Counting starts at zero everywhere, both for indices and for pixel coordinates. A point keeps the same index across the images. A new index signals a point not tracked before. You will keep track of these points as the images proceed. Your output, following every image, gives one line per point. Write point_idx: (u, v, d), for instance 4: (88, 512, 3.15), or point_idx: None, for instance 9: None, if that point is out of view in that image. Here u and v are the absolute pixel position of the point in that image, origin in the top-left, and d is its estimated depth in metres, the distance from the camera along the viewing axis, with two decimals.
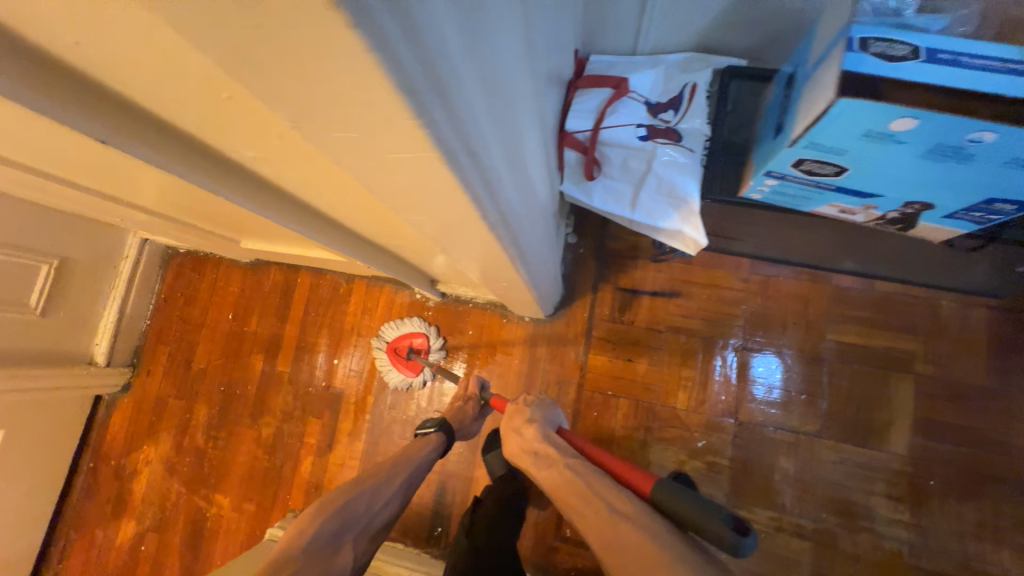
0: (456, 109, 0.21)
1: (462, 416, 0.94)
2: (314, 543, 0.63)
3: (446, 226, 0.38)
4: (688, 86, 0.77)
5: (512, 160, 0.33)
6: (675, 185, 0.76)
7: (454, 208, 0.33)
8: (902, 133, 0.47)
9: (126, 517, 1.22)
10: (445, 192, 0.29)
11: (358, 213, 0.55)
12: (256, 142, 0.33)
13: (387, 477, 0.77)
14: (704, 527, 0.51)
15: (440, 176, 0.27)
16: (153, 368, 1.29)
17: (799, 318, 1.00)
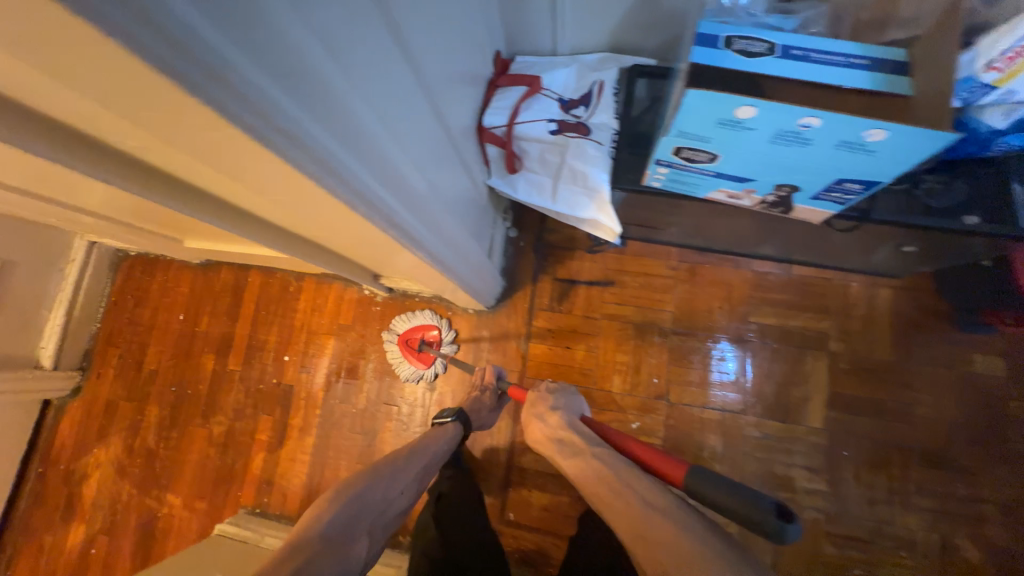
0: (250, 98, 0.28)
1: (478, 405, 0.97)
2: (328, 532, 0.61)
3: (311, 203, 0.44)
4: (596, 83, 0.82)
5: (353, 144, 0.39)
6: (587, 176, 0.81)
7: (305, 188, 0.39)
8: (748, 120, 0.52)
9: (76, 521, 1.21)
10: (283, 172, 0.36)
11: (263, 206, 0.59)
12: (130, 136, 0.38)
13: (404, 463, 0.77)
14: (745, 517, 0.50)
15: (262, 153, 0.32)
16: (103, 371, 1.29)
17: (723, 303, 1.06)
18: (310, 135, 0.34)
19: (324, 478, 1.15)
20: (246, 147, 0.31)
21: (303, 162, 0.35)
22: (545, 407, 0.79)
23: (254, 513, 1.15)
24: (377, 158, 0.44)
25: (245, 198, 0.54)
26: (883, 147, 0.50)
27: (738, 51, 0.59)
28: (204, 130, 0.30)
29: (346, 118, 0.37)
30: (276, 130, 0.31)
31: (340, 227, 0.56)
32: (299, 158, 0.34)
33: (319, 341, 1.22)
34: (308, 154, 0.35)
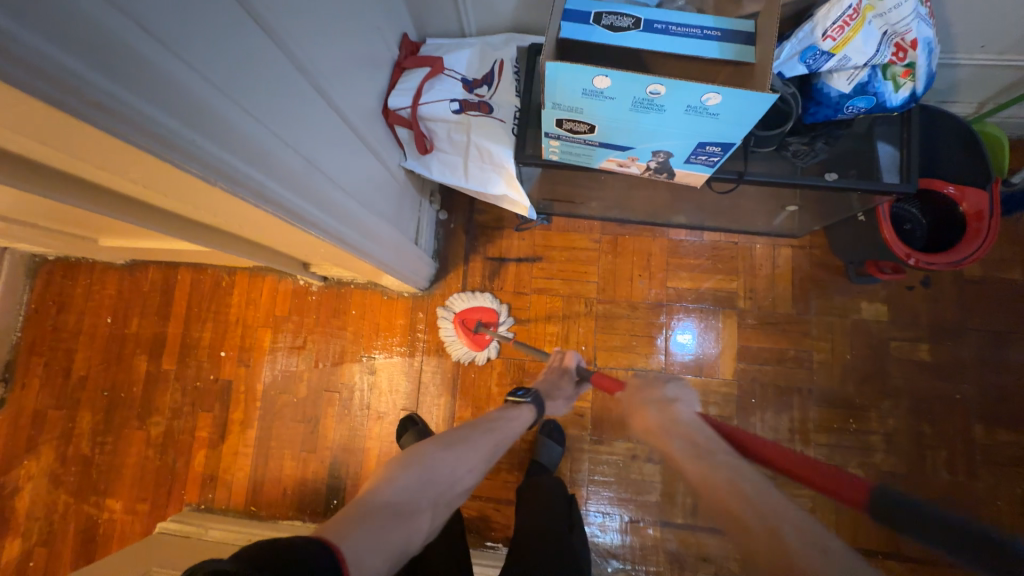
0: (53, 74, 0.30)
1: (553, 386, 0.97)
2: (399, 495, 0.63)
3: (173, 177, 0.47)
4: (497, 63, 0.85)
5: (198, 120, 0.42)
6: (493, 153, 0.84)
7: (152, 161, 0.42)
8: (607, 90, 0.56)
9: (10, 536, 1.18)
10: (120, 145, 0.39)
11: (151, 193, 0.61)
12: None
13: (476, 440, 0.78)
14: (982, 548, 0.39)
15: (82, 123, 0.35)
16: (28, 381, 1.24)
17: (642, 270, 1.13)
18: (139, 111, 0.37)
19: (270, 468, 1.16)
20: (67, 119, 0.34)
21: (135, 136, 0.38)
22: (655, 396, 0.67)
23: (199, 509, 1.15)
24: (237, 137, 0.47)
25: (129, 183, 0.56)
26: (722, 110, 0.55)
27: (606, 26, 0.62)
28: (19, 103, 0.32)
29: (189, 97, 0.40)
30: (93, 106, 0.34)
31: (226, 207, 0.59)
32: (128, 132, 0.37)
33: (257, 334, 1.22)
34: (141, 129, 0.38)
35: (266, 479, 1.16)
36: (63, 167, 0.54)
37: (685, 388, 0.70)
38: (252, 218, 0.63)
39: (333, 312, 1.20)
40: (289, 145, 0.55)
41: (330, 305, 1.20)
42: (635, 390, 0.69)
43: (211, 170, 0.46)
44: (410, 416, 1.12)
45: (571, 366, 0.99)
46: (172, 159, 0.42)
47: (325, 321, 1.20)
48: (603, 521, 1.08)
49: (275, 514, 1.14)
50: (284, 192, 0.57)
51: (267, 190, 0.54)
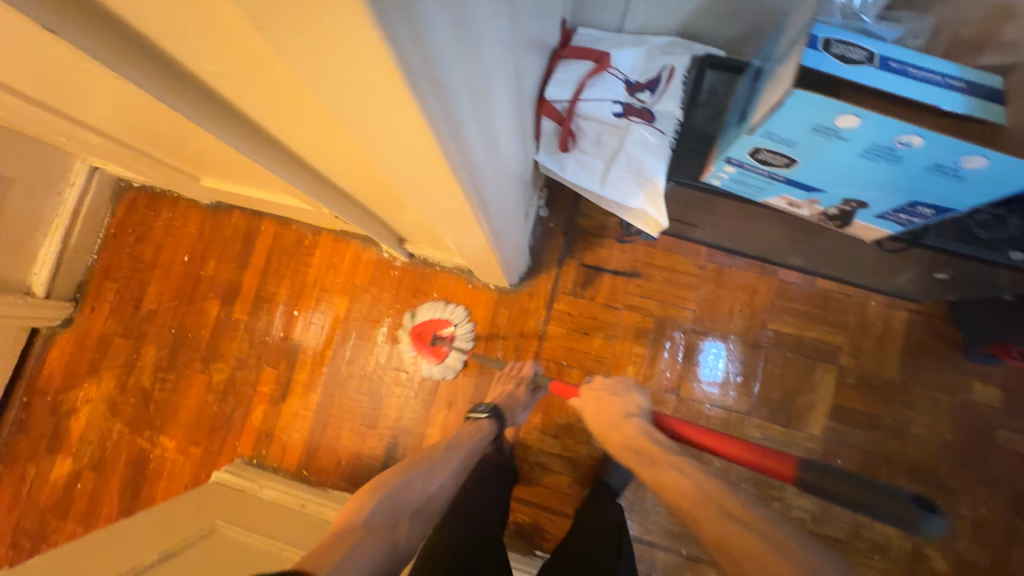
0: (429, 52, 0.24)
1: (513, 401, 0.99)
2: (374, 518, 0.69)
3: (412, 167, 0.41)
4: (667, 68, 0.79)
5: (479, 111, 0.36)
6: (643, 165, 0.79)
7: (422, 153, 0.36)
8: (846, 130, 0.51)
9: (63, 455, 1.18)
10: (411, 135, 0.32)
11: (332, 157, 0.56)
12: (222, 50, 0.34)
13: (440, 460, 0.85)
14: (890, 512, 0.57)
15: (407, 114, 0.29)
16: (98, 305, 1.23)
17: (744, 307, 1.08)
18: (455, 93, 0.30)
19: (326, 435, 1.15)
20: (392, 103, 0.28)
21: (438, 125, 0.31)
22: (616, 414, 0.76)
23: (251, 463, 1.14)
24: (490, 125, 0.40)
25: (325, 141, 0.49)
26: (975, 175, 0.50)
27: (838, 55, 0.53)
28: (358, 74, 0.26)
29: (483, 80, 0.34)
30: (431, 88, 0.27)
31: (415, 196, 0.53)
32: (436, 122, 0.31)
33: (333, 300, 1.19)
34: (446, 116, 0.31)
35: (321, 446, 1.14)
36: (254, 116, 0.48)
37: (636, 393, 0.79)
38: (432, 210, 0.57)
39: (413, 292, 1.17)
40: (510, 133, 0.49)
41: (412, 283, 1.17)
42: (597, 409, 0.78)
43: (462, 166, 0.40)
44: None
45: (529, 375, 1.02)
46: (446, 155, 0.36)
47: (404, 300, 1.17)
48: (654, 550, 1.05)
49: (325, 482, 1.12)
50: (490, 188, 0.51)
51: (483, 185, 0.48)
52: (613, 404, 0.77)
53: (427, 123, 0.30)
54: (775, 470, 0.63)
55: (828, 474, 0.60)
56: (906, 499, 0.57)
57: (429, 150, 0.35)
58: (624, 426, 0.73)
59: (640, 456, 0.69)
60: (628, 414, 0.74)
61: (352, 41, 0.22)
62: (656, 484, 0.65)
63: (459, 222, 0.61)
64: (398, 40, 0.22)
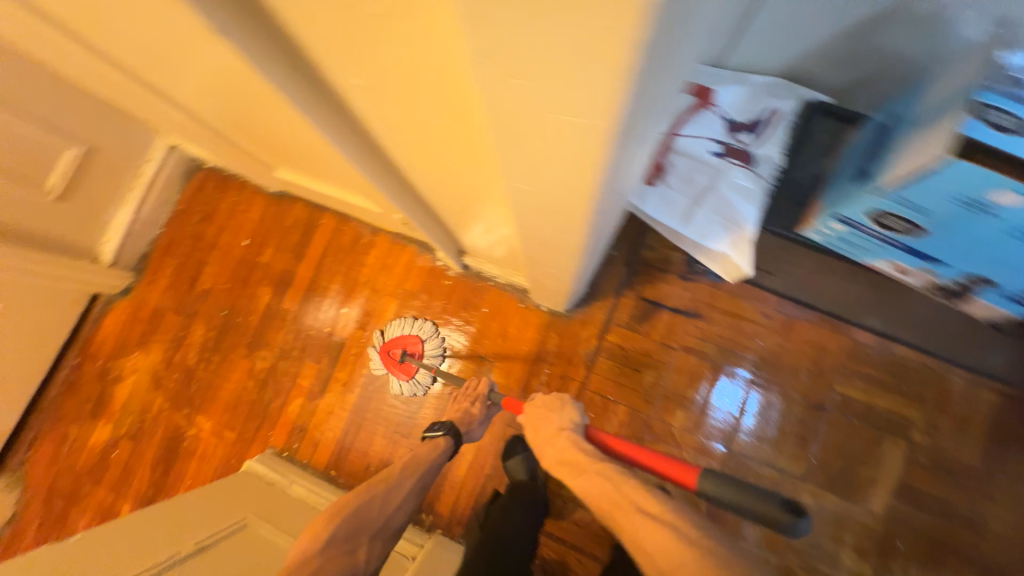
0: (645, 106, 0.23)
1: (468, 418, 0.90)
2: (330, 546, 0.67)
3: (545, 209, 0.39)
4: (770, 111, 0.74)
5: (634, 161, 0.35)
6: (735, 209, 0.75)
7: (571, 196, 0.34)
8: (999, 207, 0.47)
9: (104, 420, 1.20)
10: (575, 179, 0.30)
11: (438, 172, 0.55)
12: (385, 69, 0.33)
13: (400, 481, 0.79)
14: (766, 517, 0.55)
15: (587, 164, 0.28)
16: (156, 278, 1.26)
17: (810, 364, 1.02)
18: (634, 139, 0.28)
19: (359, 438, 1.13)
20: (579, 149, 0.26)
21: (609, 172, 0.29)
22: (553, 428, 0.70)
23: (282, 456, 1.13)
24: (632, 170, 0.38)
25: (445, 162, 0.49)
26: None
27: (991, 123, 0.45)
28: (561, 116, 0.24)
29: (651, 130, 0.32)
30: (626, 134, 0.25)
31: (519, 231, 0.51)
32: (610, 168, 0.29)
33: (382, 302, 1.18)
34: (619, 162, 0.29)
35: (353, 448, 1.13)
36: (374, 127, 0.48)
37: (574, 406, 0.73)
38: (532, 244, 0.55)
39: (463, 305, 1.15)
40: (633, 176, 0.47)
41: (462, 295, 1.15)
42: (538, 429, 0.71)
43: (600, 209, 0.38)
44: (516, 436, 1.06)
45: (484, 392, 0.93)
46: (597, 199, 0.34)
47: (453, 311, 1.15)
48: None
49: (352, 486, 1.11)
50: (602, 230, 0.49)
51: (602, 227, 0.45)
52: (548, 418, 0.71)
53: (604, 169, 0.28)
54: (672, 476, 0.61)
55: (720, 480, 0.57)
56: (780, 504, 0.55)
57: (582, 198, 0.34)
58: (559, 441, 0.67)
59: (573, 469, 0.64)
60: (561, 428, 0.69)
61: (582, 84, 0.21)
62: (586, 492, 0.62)
63: (552, 257, 0.59)
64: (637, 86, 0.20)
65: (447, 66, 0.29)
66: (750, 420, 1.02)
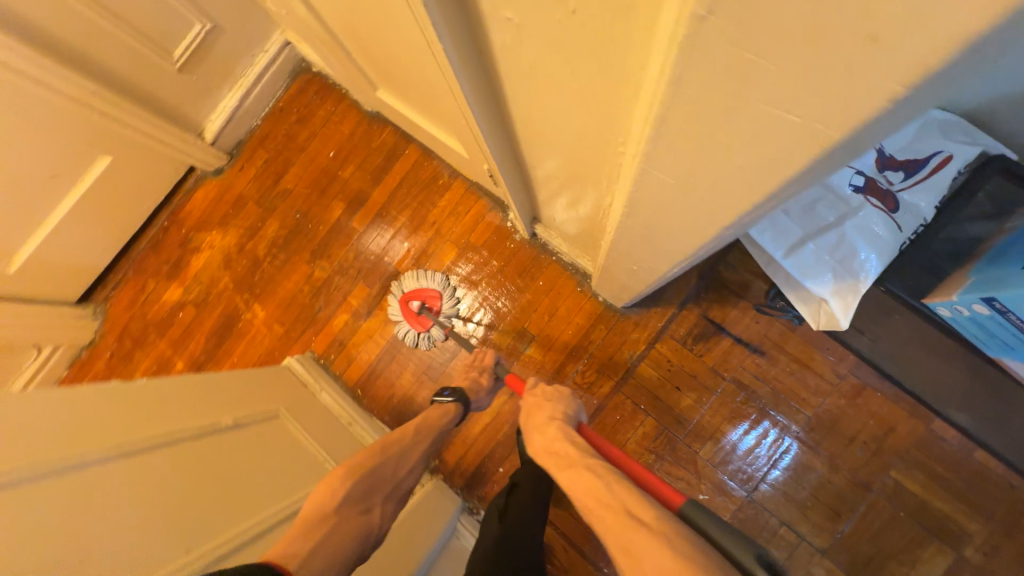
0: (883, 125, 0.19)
1: (476, 387, 0.97)
2: (345, 502, 0.68)
3: (674, 215, 0.35)
4: (941, 155, 0.61)
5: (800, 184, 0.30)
6: (854, 255, 0.66)
7: (718, 205, 0.29)
8: None
9: (178, 283, 1.31)
10: (739, 187, 0.26)
11: (555, 132, 0.51)
12: (552, 11, 0.30)
13: (411, 444, 0.83)
14: (734, 559, 0.44)
15: (767, 180, 0.24)
16: (246, 166, 1.32)
17: (870, 440, 0.93)
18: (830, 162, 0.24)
19: (390, 368, 1.18)
20: (776, 155, 0.22)
21: (785, 188, 0.25)
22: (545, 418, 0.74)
23: (318, 362, 1.20)
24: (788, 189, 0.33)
25: (569, 123, 0.44)
26: None
27: None
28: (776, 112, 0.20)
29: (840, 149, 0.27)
30: (834, 154, 0.21)
31: (623, 224, 0.47)
32: (791, 184, 0.24)
33: (443, 246, 1.18)
34: (802, 180, 0.25)
35: (382, 375, 1.18)
36: (505, 67, 0.45)
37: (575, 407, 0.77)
38: (626, 237, 0.50)
39: (519, 272, 1.12)
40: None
41: (521, 262, 1.13)
42: (532, 413, 0.76)
43: (738, 225, 0.33)
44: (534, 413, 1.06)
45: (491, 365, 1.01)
46: (747, 216, 0.29)
47: (508, 275, 1.13)
48: None
49: (373, 409, 1.16)
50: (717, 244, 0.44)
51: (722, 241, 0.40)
52: (543, 408, 0.75)
53: (786, 185, 0.23)
54: (659, 494, 0.53)
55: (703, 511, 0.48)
56: (753, 554, 0.43)
57: (730, 213, 0.29)
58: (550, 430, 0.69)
59: (559, 459, 0.63)
60: (551, 416, 0.71)
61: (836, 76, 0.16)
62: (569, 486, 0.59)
63: (642, 255, 0.54)
64: (911, 94, 0.16)
65: (634, 18, 0.25)
66: (775, 473, 0.95)
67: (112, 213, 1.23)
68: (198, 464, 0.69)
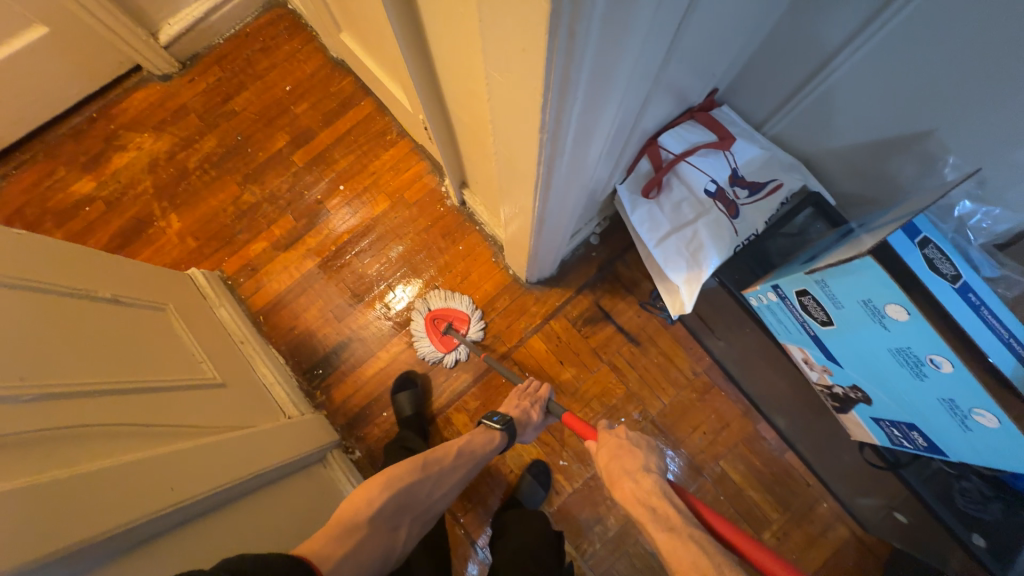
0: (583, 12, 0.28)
1: (525, 419, 0.93)
2: (377, 517, 0.70)
3: (510, 120, 0.44)
4: (775, 182, 0.78)
5: (591, 103, 0.40)
6: (702, 250, 0.79)
7: (526, 99, 0.38)
8: (891, 320, 0.51)
9: (90, 176, 1.26)
10: (528, 70, 0.34)
11: (454, 79, 0.60)
12: None
13: (450, 466, 0.82)
14: None
15: (533, 59, 0.33)
16: (196, 80, 1.31)
17: (708, 431, 1.07)
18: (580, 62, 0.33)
19: (297, 301, 1.19)
20: (535, 33, 0.30)
21: (554, 75, 0.33)
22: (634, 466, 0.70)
23: (225, 282, 1.20)
24: (591, 117, 0.43)
25: (454, 59, 0.53)
26: (979, 431, 0.50)
27: (927, 257, 0.50)
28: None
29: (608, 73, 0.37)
30: (565, 41, 0.30)
31: (497, 151, 0.56)
32: (554, 71, 0.33)
33: (377, 197, 1.23)
34: (565, 71, 0.33)
35: (288, 307, 1.19)
36: None
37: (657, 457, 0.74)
38: (502, 167, 0.59)
39: (443, 234, 1.20)
40: (602, 142, 0.51)
41: (447, 225, 1.20)
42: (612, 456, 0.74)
43: (552, 136, 0.42)
44: (402, 375, 1.13)
45: (543, 398, 0.96)
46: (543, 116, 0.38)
47: (433, 235, 1.20)
48: None
49: (271, 337, 1.17)
50: (561, 178, 0.54)
51: (558, 168, 0.49)
52: (635, 455, 0.71)
53: (545, 66, 0.32)
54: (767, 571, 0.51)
55: None
56: None
57: (531, 108, 0.38)
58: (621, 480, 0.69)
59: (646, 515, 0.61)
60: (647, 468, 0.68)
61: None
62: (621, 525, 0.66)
63: (516, 193, 0.63)
64: None
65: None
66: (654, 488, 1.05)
67: (26, 85, 1.16)
68: (60, 323, 0.67)
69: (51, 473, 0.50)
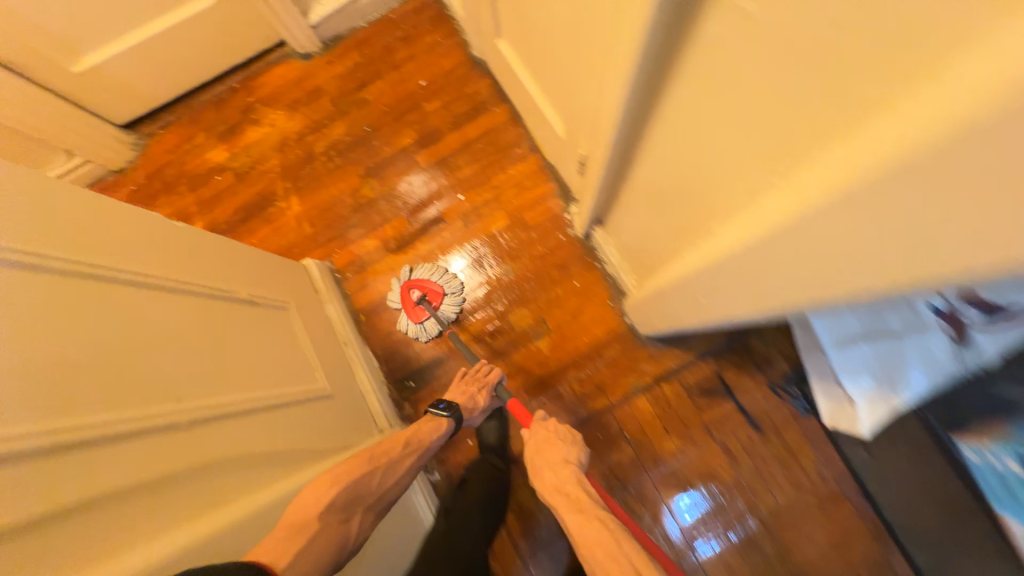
0: None
1: (472, 405, 0.90)
2: (327, 511, 0.59)
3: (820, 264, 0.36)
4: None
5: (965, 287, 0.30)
6: (903, 368, 0.67)
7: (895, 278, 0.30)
8: None
9: (224, 146, 1.29)
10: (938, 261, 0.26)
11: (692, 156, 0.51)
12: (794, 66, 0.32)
13: (399, 457, 0.75)
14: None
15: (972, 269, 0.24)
16: (335, 62, 1.30)
17: (825, 547, 0.93)
18: None
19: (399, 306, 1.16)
20: None
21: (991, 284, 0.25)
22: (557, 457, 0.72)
23: (333, 275, 1.19)
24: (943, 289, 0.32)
25: (730, 141, 0.43)
26: None
27: None
28: None
29: None
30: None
31: (738, 259, 0.47)
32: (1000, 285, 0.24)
33: (496, 213, 1.17)
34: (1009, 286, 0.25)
35: (390, 311, 1.17)
36: (688, 85, 0.46)
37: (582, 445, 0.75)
38: (732, 269, 0.49)
39: (559, 265, 1.12)
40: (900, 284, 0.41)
41: (565, 256, 1.12)
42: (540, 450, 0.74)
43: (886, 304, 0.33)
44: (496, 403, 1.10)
45: (493, 381, 0.94)
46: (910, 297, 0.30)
47: (547, 264, 1.12)
48: None
49: (370, 340, 1.16)
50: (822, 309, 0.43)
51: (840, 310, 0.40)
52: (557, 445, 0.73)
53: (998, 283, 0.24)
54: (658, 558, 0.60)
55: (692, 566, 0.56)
56: None
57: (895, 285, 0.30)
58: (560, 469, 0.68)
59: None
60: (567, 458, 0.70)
61: None
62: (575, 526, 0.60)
63: (729, 291, 0.54)
64: None
65: (902, 84, 0.25)
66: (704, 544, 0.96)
67: (182, 51, 1.19)
68: (216, 335, 0.68)
69: (183, 534, 0.47)
